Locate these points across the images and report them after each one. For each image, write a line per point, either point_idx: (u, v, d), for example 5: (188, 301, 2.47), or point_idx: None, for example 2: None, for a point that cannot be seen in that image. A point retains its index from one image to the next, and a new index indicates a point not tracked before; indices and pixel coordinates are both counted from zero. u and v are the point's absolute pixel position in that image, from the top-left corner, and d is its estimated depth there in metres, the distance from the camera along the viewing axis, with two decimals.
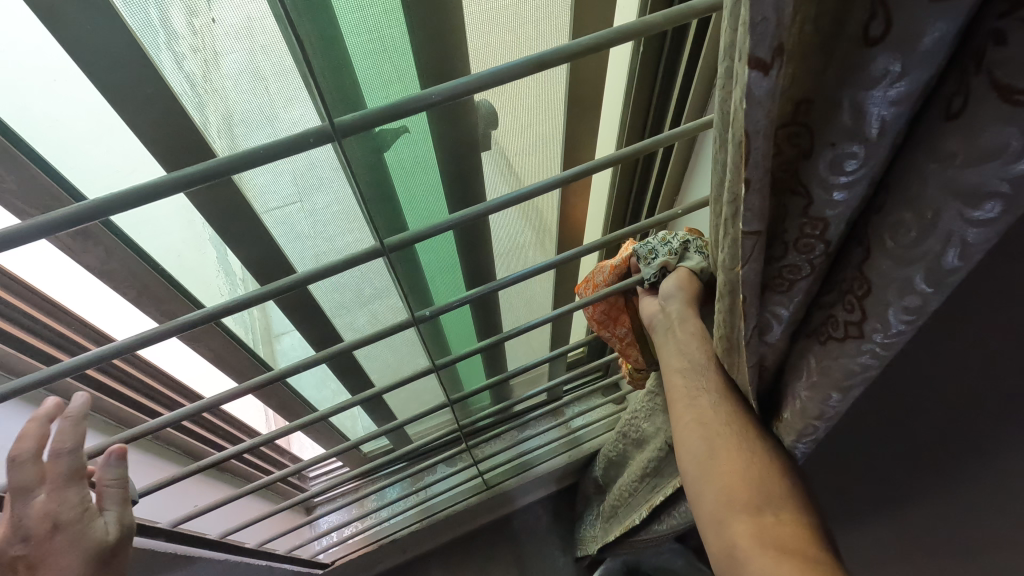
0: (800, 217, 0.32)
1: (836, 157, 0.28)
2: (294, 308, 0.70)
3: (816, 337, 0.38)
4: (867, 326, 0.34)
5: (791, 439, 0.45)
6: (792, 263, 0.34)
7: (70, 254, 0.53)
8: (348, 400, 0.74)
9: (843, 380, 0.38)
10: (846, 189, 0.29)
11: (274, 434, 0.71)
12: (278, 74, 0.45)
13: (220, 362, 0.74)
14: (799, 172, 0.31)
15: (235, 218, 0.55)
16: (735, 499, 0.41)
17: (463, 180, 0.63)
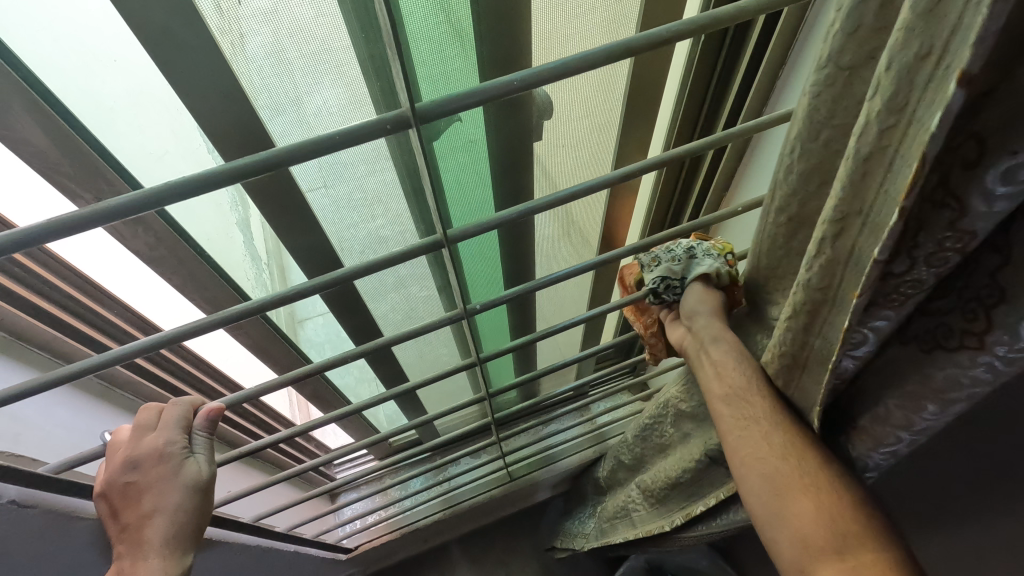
0: (943, 230, 0.31)
1: (1010, 167, 0.27)
2: (337, 297, 0.69)
3: (919, 343, 0.39)
4: (990, 339, 0.34)
5: (868, 447, 0.47)
6: (915, 278, 0.34)
7: (121, 239, 0.52)
8: (382, 394, 0.73)
9: (943, 391, 0.39)
10: (1006, 200, 0.28)
11: (311, 425, 0.71)
12: (304, 55, 0.43)
13: (259, 349, 0.74)
14: (950, 184, 0.30)
15: (285, 205, 0.54)
16: (814, 543, 0.42)
17: (513, 173, 0.62)
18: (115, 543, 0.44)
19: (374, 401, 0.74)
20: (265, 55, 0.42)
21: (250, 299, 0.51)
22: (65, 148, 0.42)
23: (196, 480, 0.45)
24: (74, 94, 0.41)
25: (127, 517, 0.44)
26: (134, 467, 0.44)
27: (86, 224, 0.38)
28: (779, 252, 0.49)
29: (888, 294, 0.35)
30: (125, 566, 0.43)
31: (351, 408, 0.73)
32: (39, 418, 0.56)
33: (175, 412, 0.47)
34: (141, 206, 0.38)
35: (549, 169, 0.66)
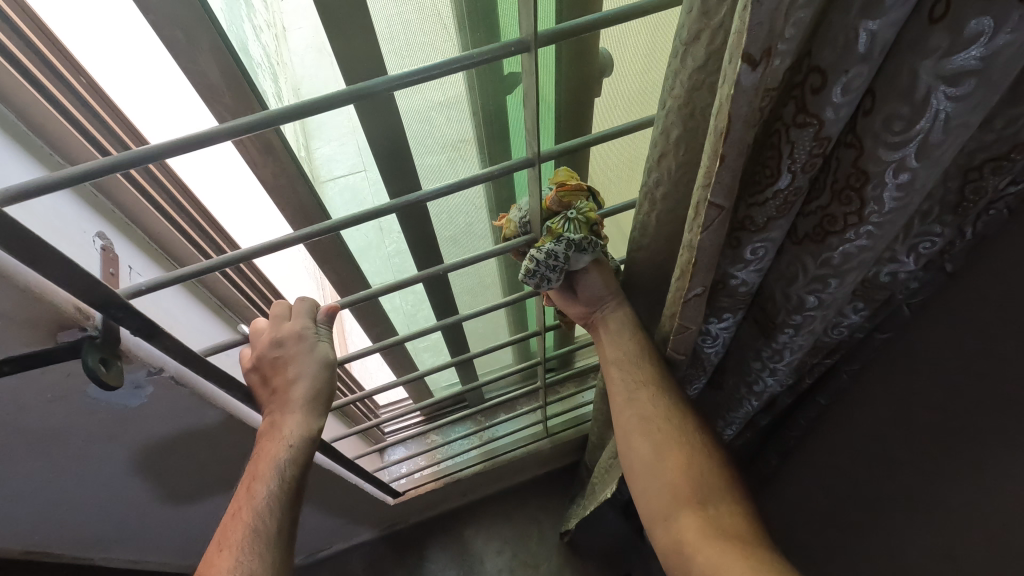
0: (808, 142, 0.37)
1: (846, 81, 0.33)
2: (415, 235, 0.80)
3: (811, 239, 0.44)
4: (864, 212, 0.39)
5: (788, 345, 0.55)
6: (795, 187, 0.40)
7: (252, 167, 0.62)
8: (430, 325, 0.85)
9: (840, 267, 0.44)
10: (840, 106, 0.34)
11: (363, 352, 0.83)
12: (388, 18, 0.53)
13: (342, 280, 0.85)
14: (806, 106, 0.35)
15: (388, 142, 0.63)
16: (682, 497, 0.55)
17: (576, 118, 0.71)
18: (265, 404, 0.56)
19: (421, 332, 0.86)
20: (387, 28, 0.54)
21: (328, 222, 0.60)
22: (229, 82, 0.52)
23: (327, 357, 0.57)
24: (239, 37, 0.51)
25: (274, 382, 0.56)
26: (280, 343, 0.55)
27: (213, 138, 0.47)
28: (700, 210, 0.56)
29: (777, 207, 0.42)
30: (275, 418, 0.55)
31: (399, 337, 0.85)
32: (181, 316, 0.64)
33: (305, 305, 0.58)
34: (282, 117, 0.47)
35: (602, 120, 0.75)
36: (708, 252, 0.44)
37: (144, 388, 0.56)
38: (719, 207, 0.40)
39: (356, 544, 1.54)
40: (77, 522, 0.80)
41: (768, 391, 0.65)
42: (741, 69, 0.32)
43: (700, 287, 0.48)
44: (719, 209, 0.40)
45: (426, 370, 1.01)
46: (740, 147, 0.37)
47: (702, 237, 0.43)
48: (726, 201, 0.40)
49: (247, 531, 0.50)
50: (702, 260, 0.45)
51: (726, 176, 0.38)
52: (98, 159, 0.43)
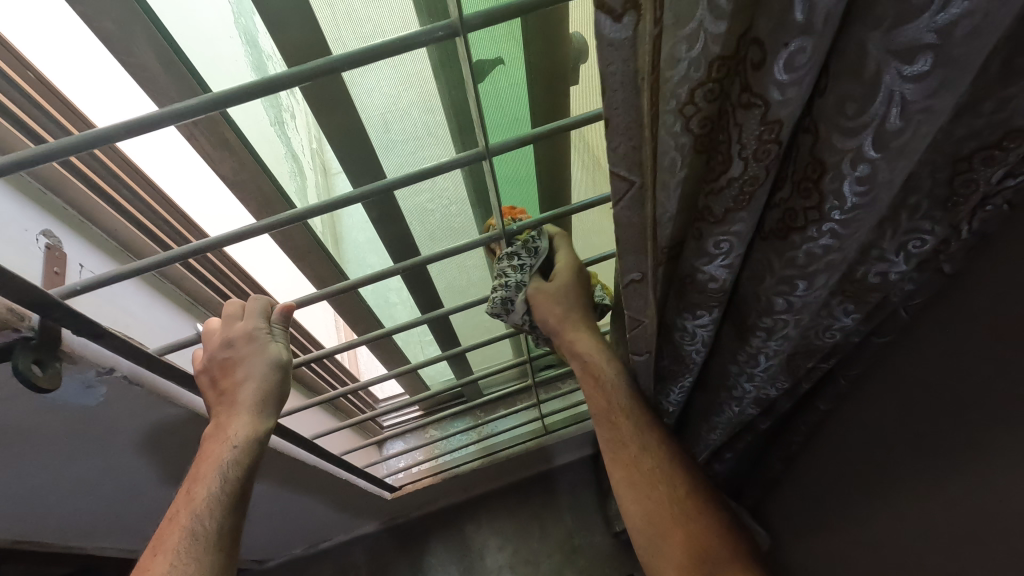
0: (756, 126, 0.32)
1: (789, 56, 0.27)
2: (389, 228, 0.77)
3: (774, 235, 0.39)
4: (825, 207, 0.34)
5: (763, 351, 0.50)
6: (750, 176, 0.34)
7: (210, 162, 0.61)
8: (412, 320, 0.82)
9: (806, 267, 0.39)
10: (787, 87, 0.29)
11: (343, 346, 0.80)
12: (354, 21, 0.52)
13: (319, 277, 0.83)
14: (749, 84, 0.30)
15: (348, 134, 0.61)
16: (653, 490, 0.61)
17: (552, 107, 0.68)
18: (213, 407, 0.54)
19: (404, 325, 0.83)
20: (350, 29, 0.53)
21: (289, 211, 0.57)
22: (170, 75, 0.50)
23: (278, 358, 0.54)
24: (184, 29, 0.49)
25: (222, 385, 0.53)
26: (229, 344, 0.53)
27: (158, 123, 0.44)
28: None
29: (733, 197, 0.36)
30: (222, 420, 0.52)
31: (384, 331, 0.82)
32: (142, 313, 0.64)
33: (257, 305, 0.57)
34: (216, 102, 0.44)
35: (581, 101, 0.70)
36: (631, 233, 0.39)
37: (98, 387, 0.55)
38: (627, 180, 0.36)
39: (359, 534, 1.55)
40: (60, 515, 0.81)
41: (749, 397, 0.60)
42: (602, 21, 0.28)
43: (637, 272, 0.42)
44: (627, 184, 0.36)
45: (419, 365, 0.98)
46: (631, 114, 0.32)
47: (616, 211, 0.38)
48: (634, 175, 0.35)
49: (183, 534, 0.46)
50: (627, 240, 0.40)
51: (622, 141, 0.33)
52: (27, 150, 0.42)
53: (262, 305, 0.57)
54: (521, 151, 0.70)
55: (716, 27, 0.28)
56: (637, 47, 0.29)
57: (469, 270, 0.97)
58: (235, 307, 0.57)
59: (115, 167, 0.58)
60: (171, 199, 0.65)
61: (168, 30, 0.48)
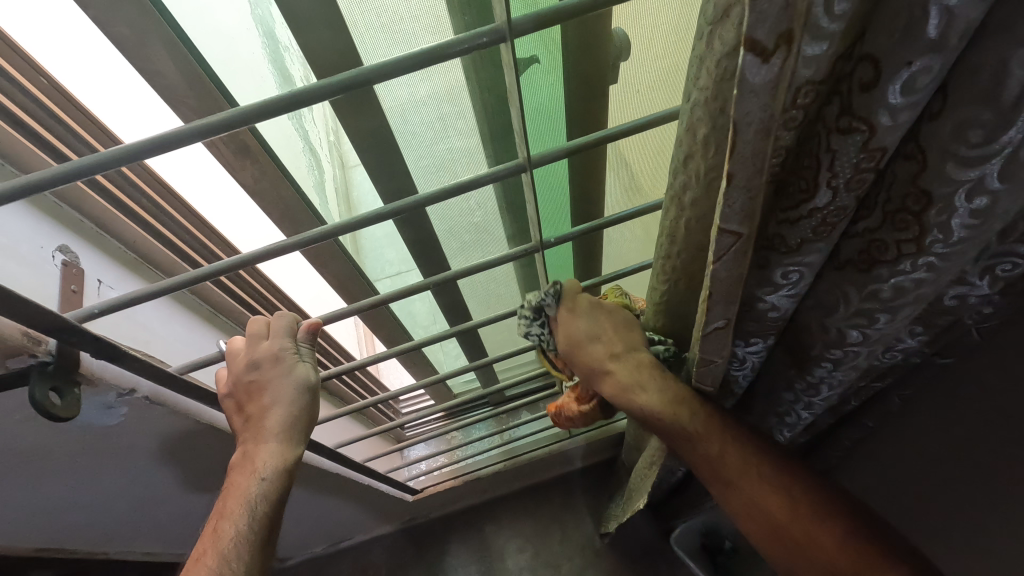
0: (853, 153, 0.28)
1: (909, 76, 0.24)
2: (416, 238, 0.74)
3: (853, 266, 0.35)
4: (925, 240, 0.30)
5: (824, 379, 0.47)
6: (838, 206, 0.31)
7: (231, 170, 0.58)
8: (442, 333, 0.80)
9: (891, 301, 0.35)
10: (901, 111, 0.25)
11: (373, 358, 0.78)
12: (377, 26, 0.48)
13: (341, 285, 0.81)
14: (851, 107, 0.27)
15: (376, 140, 0.57)
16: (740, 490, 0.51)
17: (589, 110, 0.65)
18: (239, 433, 0.52)
19: (434, 338, 0.81)
20: (370, 35, 0.49)
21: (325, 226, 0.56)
22: (190, 80, 0.47)
23: (306, 379, 0.52)
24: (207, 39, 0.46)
25: (249, 409, 0.51)
26: (254, 367, 0.50)
27: (183, 139, 0.42)
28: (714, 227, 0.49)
29: (813, 227, 0.33)
30: (249, 449, 0.50)
31: (413, 344, 0.80)
32: (161, 328, 0.61)
33: (282, 322, 0.54)
34: (233, 119, 0.41)
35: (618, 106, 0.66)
36: (726, 282, 0.36)
37: (119, 407, 0.53)
38: (735, 235, 0.32)
39: (378, 533, 1.54)
40: (83, 523, 0.80)
41: (802, 423, 0.56)
42: (747, 62, 0.24)
43: (722, 318, 0.40)
44: (735, 237, 0.32)
45: (446, 375, 0.95)
46: (757, 163, 0.28)
47: (716, 265, 0.34)
48: (743, 228, 0.32)
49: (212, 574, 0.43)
50: (721, 292, 0.37)
51: (739, 198, 0.30)
52: (34, 175, 0.40)
53: (287, 321, 0.54)
54: (558, 165, 0.67)
55: (812, 49, 0.24)
56: (778, 91, 0.25)
57: (498, 284, 0.94)
58: (258, 320, 0.54)
59: (136, 178, 0.55)
60: (190, 205, 0.63)
61: (197, 49, 0.46)
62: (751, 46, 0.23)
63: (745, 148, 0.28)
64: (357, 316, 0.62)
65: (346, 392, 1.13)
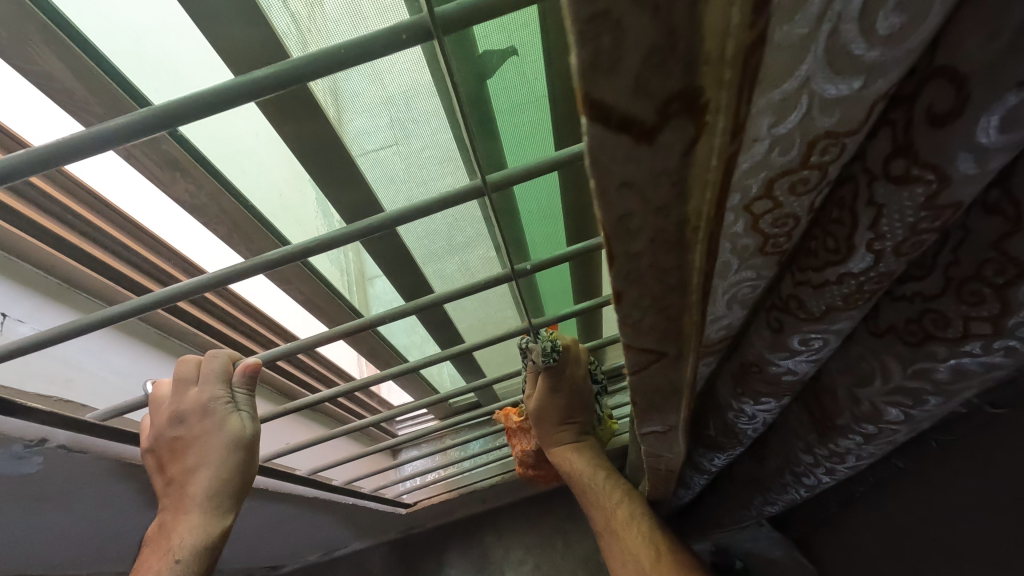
0: (908, 210, 0.20)
1: (1016, 107, 0.16)
2: (388, 255, 0.67)
3: (898, 336, 0.26)
4: (1006, 321, 0.21)
5: (852, 450, 0.38)
6: (882, 272, 0.22)
7: (161, 185, 0.51)
8: (436, 356, 0.73)
9: (949, 385, 0.26)
10: (993, 158, 0.17)
11: (368, 381, 0.71)
12: (378, 8, 0.40)
13: (311, 305, 0.73)
14: (911, 146, 0.18)
15: (327, 151, 0.50)
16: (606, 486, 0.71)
17: (578, 112, 0.56)
18: (160, 498, 0.46)
19: (430, 360, 0.74)
20: (374, 18, 0.41)
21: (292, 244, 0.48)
22: (91, 86, 0.40)
23: (239, 437, 0.46)
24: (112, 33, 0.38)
25: (172, 471, 0.45)
26: (180, 421, 0.44)
27: (97, 146, 0.34)
28: None
29: (842, 295, 0.24)
30: (168, 521, 0.45)
31: (410, 366, 0.73)
32: (89, 361, 0.56)
33: (215, 364, 0.45)
34: (98, 140, 0.33)
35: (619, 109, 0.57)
36: (649, 393, 0.30)
37: (34, 458, 0.47)
38: (653, 354, 0.26)
39: (374, 542, 1.49)
40: (40, 556, 0.75)
41: (822, 484, 0.47)
42: (614, 143, 0.16)
43: (660, 424, 0.35)
44: (652, 357, 0.26)
45: (448, 394, 0.88)
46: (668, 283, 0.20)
47: (631, 376, 0.28)
48: (665, 348, 0.25)
49: None
50: (647, 399, 0.31)
51: (648, 315, 0.23)
52: None
53: (222, 359, 0.46)
54: (542, 175, 0.58)
55: (831, 89, 0.17)
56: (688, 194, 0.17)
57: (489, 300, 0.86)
58: (189, 357, 0.46)
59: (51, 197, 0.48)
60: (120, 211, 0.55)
61: (103, 56, 0.38)
62: (610, 115, 0.15)
63: (624, 268, 0.20)
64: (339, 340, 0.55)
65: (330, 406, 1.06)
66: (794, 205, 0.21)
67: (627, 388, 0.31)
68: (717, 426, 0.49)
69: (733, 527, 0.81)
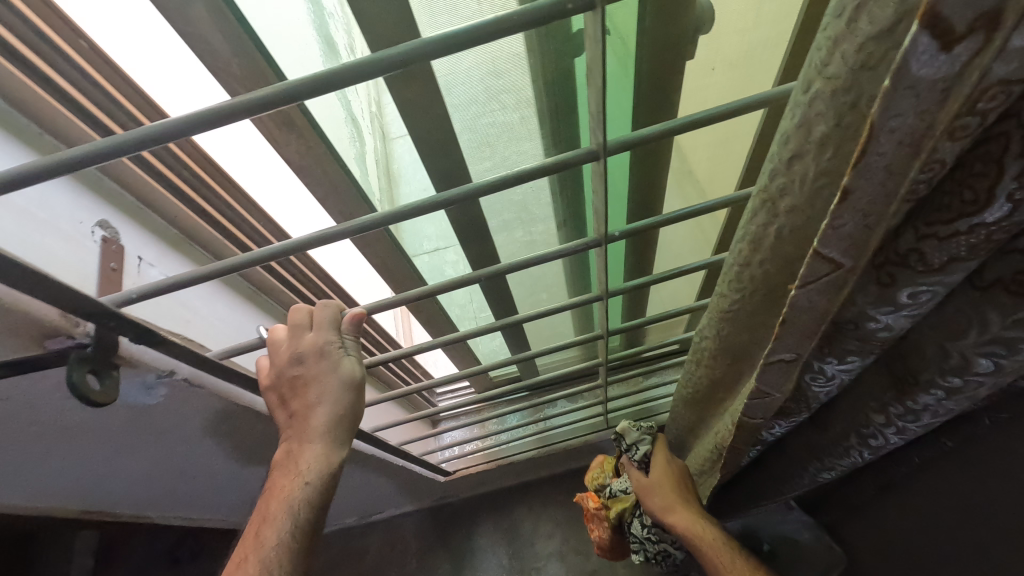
0: None
1: None
2: (465, 225, 0.70)
3: (1004, 289, 0.29)
4: None
5: (931, 407, 0.41)
6: (1012, 222, 0.26)
7: (275, 145, 0.55)
8: (487, 326, 0.76)
9: None
10: None
11: (421, 347, 0.74)
12: None
13: (385, 269, 0.78)
14: None
15: (432, 121, 0.53)
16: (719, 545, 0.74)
17: (661, 92, 0.59)
18: (283, 427, 0.51)
19: (481, 329, 0.77)
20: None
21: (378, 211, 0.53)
22: (238, 51, 0.44)
23: (352, 376, 0.50)
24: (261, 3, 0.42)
25: (293, 405, 0.50)
26: (299, 361, 0.48)
27: (230, 121, 0.39)
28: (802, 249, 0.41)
29: (970, 244, 0.27)
30: (293, 449, 0.50)
31: (459, 335, 0.77)
32: (200, 307, 0.60)
33: (326, 313, 0.50)
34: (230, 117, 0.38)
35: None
36: (810, 314, 0.33)
37: (160, 388, 0.52)
38: (835, 263, 0.29)
39: (409, 509, 1.55)
40: (126, 491, 0.81)
41: (888, 447, 0.50)
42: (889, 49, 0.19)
43: (791, 351, 0.38)
44: (832, 265, 0.29)
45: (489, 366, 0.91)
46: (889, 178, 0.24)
47: (800, 290, 0.31)
48: (845, 258, 0.29)
49: None
50: (794, 321, 0.34)
51: (851, 218, 0.27)
52: (76, 152, 0.39)
53: (334, 305, 0.51)
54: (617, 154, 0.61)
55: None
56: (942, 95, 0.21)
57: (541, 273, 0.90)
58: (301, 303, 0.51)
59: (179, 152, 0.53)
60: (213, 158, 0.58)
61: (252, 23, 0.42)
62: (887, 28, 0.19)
63: (853, 204, 0.26)
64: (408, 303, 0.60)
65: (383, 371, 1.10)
66: (945, 157, 0.24)
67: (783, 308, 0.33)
68: (787, 395, 0.52)
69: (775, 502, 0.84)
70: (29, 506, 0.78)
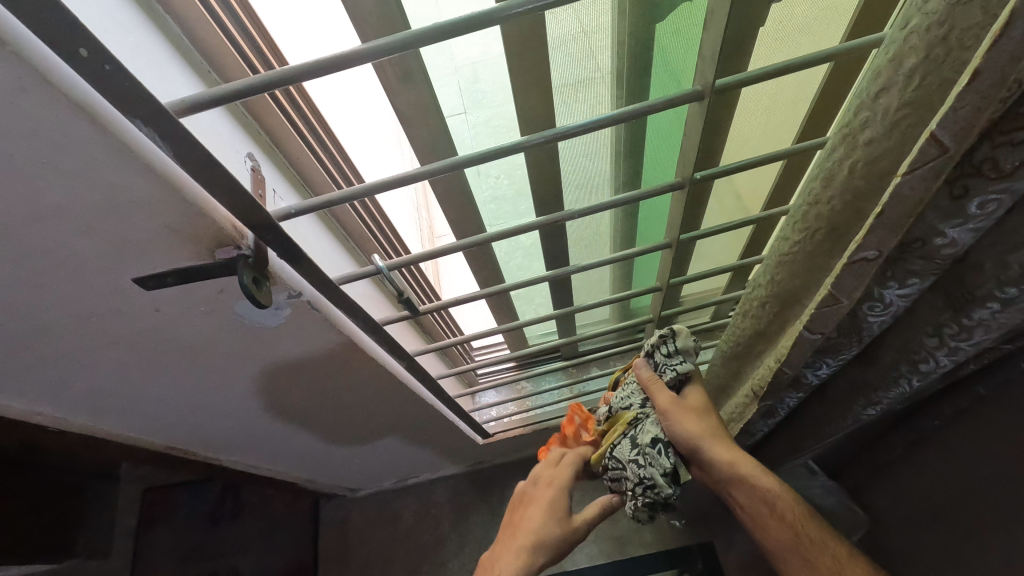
0: None
1: None
2: (540, 178, 0.77)
3: None
4: None
5: (986, 322, 0.46)
6: None
7: (389, 94, 0.61)
8: (529, 278, 0.88)
9: None
10: None
11: (472, 297, 0.85)
12: None
13: (459, 222, 0.84)
14: None
15: (531, 73, 0.59)
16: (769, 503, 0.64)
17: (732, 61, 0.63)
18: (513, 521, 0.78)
19: (522, 283, 0.89)
20: None
21: (463, 158, 0.62)
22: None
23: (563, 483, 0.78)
24: None
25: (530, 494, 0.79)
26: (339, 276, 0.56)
27: (386, 50, 0.47)
28: (879, 187, 0.47)
29: None
30: (512, 529, 0.76)
31: (502, 288, 0.88)
32: (313, 243, 0.67)
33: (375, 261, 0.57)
34: (362, 55, 0.48)
35: (778, 54, 0.64)
36: (904, 201, 0.40)
37: (284, 308, 0.58)
38: (940, 147, 0.36)
39: (443, 474, 1.63)
40: (213, 424, 0.88)
41: (937, 370, 0.56)
42: None
43: (874, 248, 0.45)
44: (940, 149, 0.36)
45: (525, 323, 1.01)
46: (1003, 69, 0.31)
47: (906, 176, 0.38)
48: (951, 143, 0.35)
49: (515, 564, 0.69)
50: (890, 211, 0.41)
51: (968, 106, 0.33)
52: (262, 77, 0.46)
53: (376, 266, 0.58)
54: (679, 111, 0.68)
55: None
56: None
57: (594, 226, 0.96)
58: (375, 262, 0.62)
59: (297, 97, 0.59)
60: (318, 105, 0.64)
61: None
62: None
63: (977, 88, 0.32)
64: (464, 250, 0.72)
65: (438, 329, 1.17)
66: None
67: (886, 197, 0.40)
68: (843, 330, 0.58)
69: (810, 452, 0.90)
70: (128, 434, 0.85)
